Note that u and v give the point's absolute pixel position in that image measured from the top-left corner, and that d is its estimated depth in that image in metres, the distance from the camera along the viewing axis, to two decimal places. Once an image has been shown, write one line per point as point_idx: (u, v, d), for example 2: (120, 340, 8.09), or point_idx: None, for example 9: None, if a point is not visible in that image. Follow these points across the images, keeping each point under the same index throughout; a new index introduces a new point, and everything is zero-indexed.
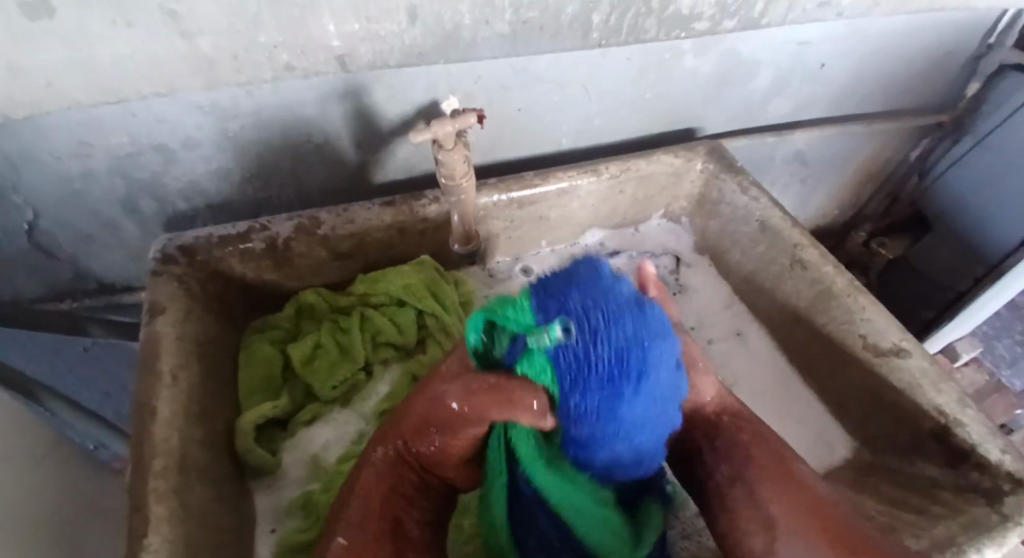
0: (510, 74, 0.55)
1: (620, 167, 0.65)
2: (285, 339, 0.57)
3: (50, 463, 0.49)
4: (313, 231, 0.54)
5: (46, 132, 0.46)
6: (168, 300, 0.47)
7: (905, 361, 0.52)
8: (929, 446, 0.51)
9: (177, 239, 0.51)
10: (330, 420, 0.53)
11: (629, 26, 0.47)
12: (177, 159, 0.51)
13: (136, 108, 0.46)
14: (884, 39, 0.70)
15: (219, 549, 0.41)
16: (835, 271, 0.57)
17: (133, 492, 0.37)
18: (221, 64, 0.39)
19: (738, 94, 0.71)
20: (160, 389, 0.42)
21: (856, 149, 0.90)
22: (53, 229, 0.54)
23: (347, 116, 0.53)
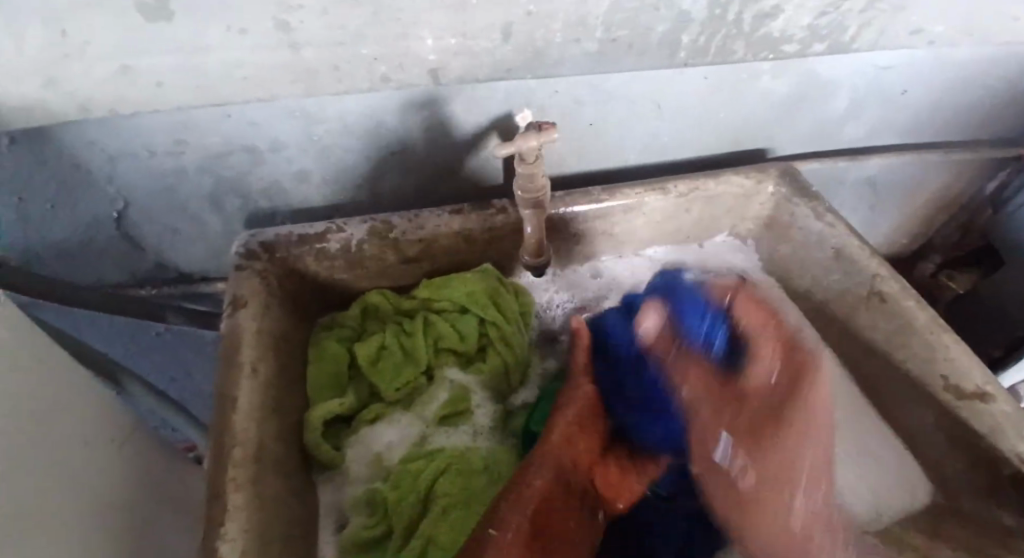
0: (586, 89, 0.55)
1: (689, 186, 0.64)
2: (351, 337, 0.58)
3: (129, 444, 0.52)
4: (385, 235, 0.56)
5: (147, 129, 0.48)
6: (250, 295, 0.49)
7: (991, 406, 0.49)
8: (1013, 497, 0.48)
9: (259, 236, 0.53)
10: (393, 422, 0.54)
11: (717, 47, 0.46)
12: (263, 160, 0.54)
13: (231, 111, 0.48)
14: (973, 66, 0.67)
15: (288, 541, 0.42)
16: (915, 305, 0.55)
17: (213, 479, 0.39)
18: (322, 75, 0.40)
19: (813, 117, 0.69)
20: (241, 381, 0.44)
21: (932, 178, 0.86)
22: (143, 221, 0.58)
23: (426, 126, 0.54)
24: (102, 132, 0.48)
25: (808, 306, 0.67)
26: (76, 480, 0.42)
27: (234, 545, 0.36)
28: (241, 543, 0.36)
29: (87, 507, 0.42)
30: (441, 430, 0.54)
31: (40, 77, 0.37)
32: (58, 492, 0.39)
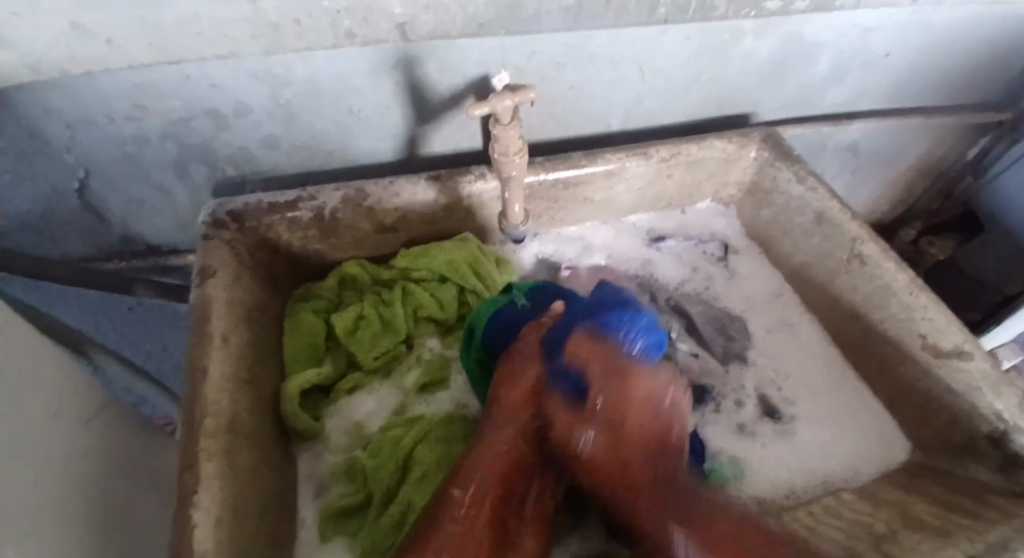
0: (564, 50, 0.53)
1: (671, 150, 0.63)
2: (329, 308, 0.57)
3: (97, 420, 0.50)
4: (360, 202, 0.54)
5: (104, 93, 0.46)
6: (219, 264, 0.48)
7: (966, 362, 0.49)
8: (984, 451, 0.49)
9: (228, 204, 0.51)
10: (372, 391, 0.54)
11: (697, 2, 0.45)
12: (230, 126, 0.52)
13: (192, 71, 0.46)
14: (955, 27, 0.66)
15: (264, 510, 0.41)
16: (894, 267, 0.55)
17: (183, 449, 0.38)
18: (286, 29, 0.38)
19: (796, 80, 0.68)
20: (211, 350, 0.43)
21: (913, 144, 0.86)
22: (107, 191, 0.55)
23: (399, 88, 0.52)
24: (60, 97, 0.46)
25: (790, 271, 0.67)
26: (44, 453, 0.41)
27: (207, 513, 0.35)
28: (213, 512, 0.35)
29: (57, 481, 0.41)
30: (421, 400, 0.53)
31: None
32: (25, 466, 0.38)
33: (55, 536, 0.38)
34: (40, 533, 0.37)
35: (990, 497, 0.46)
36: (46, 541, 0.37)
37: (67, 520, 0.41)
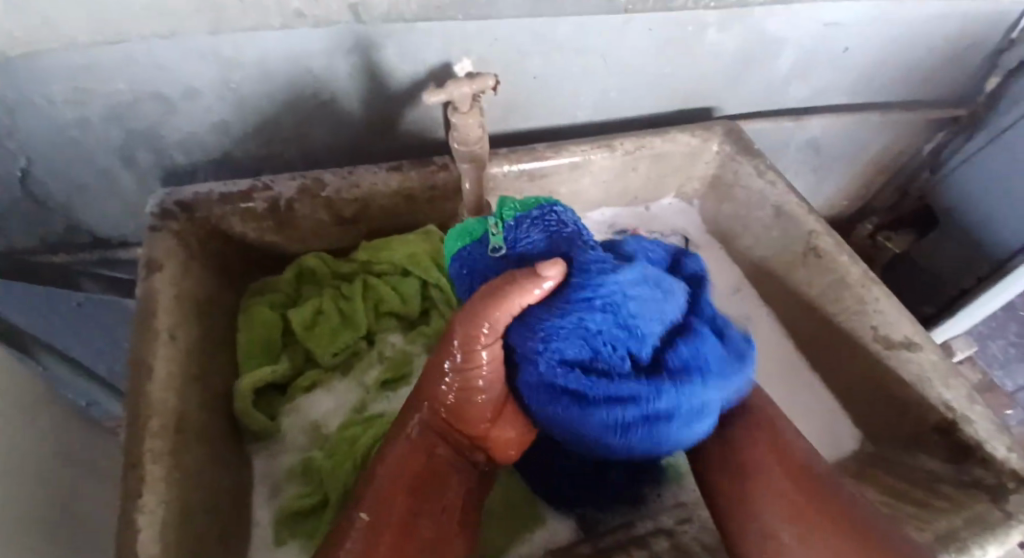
0: (528, 39, 0.53)
1: (635, 144, 0.63)
2: (286, 303, 0.55)
3: (43, 419, 0.48)
4: (317, 193, 0.52)
5: (41, 75, 0.43)
6: (166, 257, 0.46)
7: (915, 353, 0.51)
8: (933, 440, 0.50)
9: (176, 194, 0.49)
10: (330, 389, 0.52)
11: None
12: (179, 110, 0.49)
13: (136, 53, 0.43)
14: (912, 25, 0.68)
15: (214, 513, 0.40)
16: (849, 260, 0.56)
17: (127, 450, 0.36)
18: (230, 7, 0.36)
19: (759, 75, 0.68)
20: (157, 346, 0.41)
21: (872, 140, 0.88)
22: (47, 179, 0.52)
23: (357, 74, 0.50)
24: None
25: (751, 265, 0.68)
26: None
27: (150, 518, 0.34)
28: (159, 515, 0.34)
29: (8, 483, 0.39)
30: (381, 397, 0.52)
31: None
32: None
33: (9, 539, 0.37)
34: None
35: (938, 485, 0.47)
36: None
37: (17, 523, 0.39)
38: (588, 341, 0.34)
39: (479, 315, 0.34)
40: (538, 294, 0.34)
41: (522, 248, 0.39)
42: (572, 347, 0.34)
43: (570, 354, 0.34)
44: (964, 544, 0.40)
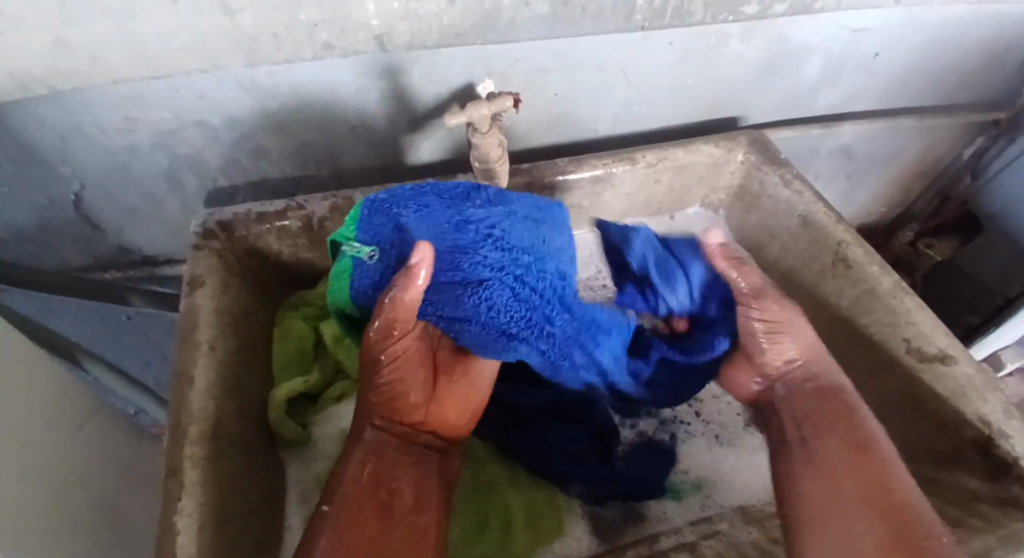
0: (548, 57, 0.54)
1: (657, 156, 0.63)
2: (318, 316, 0.58)
3: (91, 427, 0.51)
4: (348, 211, 0.55)
5: (94, 106, 0.47)
6: (207, 273, 0.49)
7: (951, 367, 0.49)
8: (971, 456, 0.48)
9: (217, 214, 0.52)
10: (359, 399, 0.54)
11: (674, 8, 0.45)
12: (219, 136, 0.53)
13: (180, 84, 0.47)
14: (945, 27, 0.66)
15: (249, 515, 0.42)
16: (879, 270, 0.55)
17: (167, 456, 0.39)
18: (264, 42, 0.39)
19: (785, 83, 0.68)
20: (197, 357, 0.43)
21: (907, 145, 0.86)
22: (100, 201, 0.56)
23: (383, 96, 0.53)
24: (53, 112, 0.47)
25: (778, 274, 0.67)
26: (37, 459, 0.42)
27: (189, 519, 0.36)
28: (196, 517, 0.36)
29: (49, 486, 0.42)
30: None
31: None
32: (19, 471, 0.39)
33: (48, 538, 0.39)
34: (32, 537, 0.38)
35: (976, 503, 0.45)
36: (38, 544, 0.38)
37: (60, 524, 0.42)
38: (506, 280, 0.44)
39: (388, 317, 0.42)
40: (422, 279, 0.40)
41: (381, 242, 0.44)
42: (501, 292, 0.44)
43: (498, 300, 0.44)
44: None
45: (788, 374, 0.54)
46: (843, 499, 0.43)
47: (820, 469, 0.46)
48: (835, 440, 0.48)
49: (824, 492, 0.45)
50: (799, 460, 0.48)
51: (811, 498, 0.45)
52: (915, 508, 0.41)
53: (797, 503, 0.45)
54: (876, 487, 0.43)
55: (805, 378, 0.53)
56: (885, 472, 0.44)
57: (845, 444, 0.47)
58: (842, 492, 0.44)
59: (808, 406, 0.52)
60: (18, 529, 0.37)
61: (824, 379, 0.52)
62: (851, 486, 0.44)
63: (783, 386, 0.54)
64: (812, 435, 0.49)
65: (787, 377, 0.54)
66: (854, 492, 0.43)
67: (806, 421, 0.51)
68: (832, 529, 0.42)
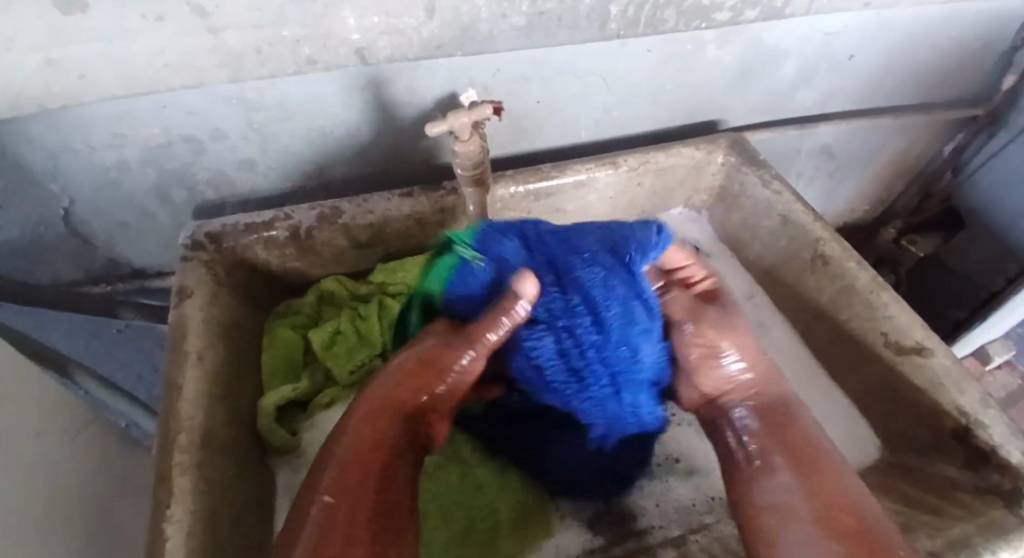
0: (529, 66, 0.55)
1: (639, 159, 0.65)
2: (307, 324, 0.58)
3: (82, 439, 0.52)
4: (334, 220, 0.56)
5: (83, 123, 0.48)
6: (196, 284, 0.49)
7: (928, 359, 0.50)
8: (948, 445, 0.49)
9: (205, 226, 0.53)
10: (349, 404, 0.55)
11: (647, 17, 0.47)
12: (206, 150, 0.53)
13: (167, 100, 0.48)
14: (916, 28, 0.68)
15: (239, 522, 0.43)
16: (856, 266, 0.56)
17: (158, 465, 0.39)
18: (247, 58, 0.40)
19: (763, 86, 0.69)
20: (186, 368, 0.44)
21: (886, 144, 0.88)
22: (89, 216, 0.57)
23: (368, 107, 0.54)
24: (40, 130, 0.47)
25: (761, 273, 0.68)
26: (30, 471, 0.42)
27: (179, 527, 0.37)
28: (186, 524, 0.37)
29: (44, 498, 0.42)
30: None
31: None
32: (14, 482, 0.39)
33: (44, 548, 0.40)
34: (25, 549, 0.38)
35: (955, 492, 0.46)
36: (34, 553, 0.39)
37: (54, 535, 0.42)
38: (556, 333, 0.41)
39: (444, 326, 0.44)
40: (525, 308, 0.40)
41: (496, 253, 0.43)
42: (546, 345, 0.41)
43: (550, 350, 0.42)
44: (975, 549, 0.40)
45: (727, 394, 0.48)
46: (777, 501, 0.40)
47: (766, 469, 0.42)
48: (774, 439, 0.44)
49: (759, 497, 0.41)
50: (738, 473, 0.43)
51: (766, 498, 0.40)
52: (877, 528, 0.37)
53: (762, 507, 0.40)
54: (825, 495, 0.39)
55: (756, 395, 0.47)
56: (827, 476, 0.41)
57: (768, 438, 0.44)
58: (796, 497, 0.39)
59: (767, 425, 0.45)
60: (15, 538, 0.37)
61: (766, 396, 0.47)
62: (786, 483, 0.40)
63: (738, 398, 0.47)
64: (755, 445, 0.44)
65: (755, 385, 0.48)
66: (793, 502, 0.39)
67: (744, 439, 0.45)
68: (761, 529, 0.39)
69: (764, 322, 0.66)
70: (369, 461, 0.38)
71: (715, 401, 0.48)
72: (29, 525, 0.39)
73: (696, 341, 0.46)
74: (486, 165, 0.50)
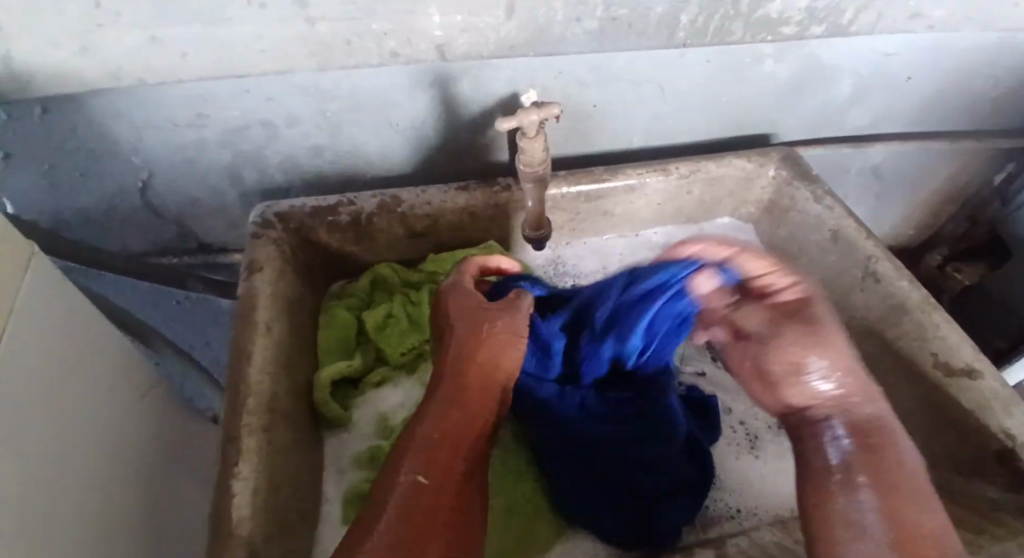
0: (590, 70, 0.57)
1: (690, 168, 0.66)
2: (360, 306, 0.61)
3: (152, 395, 0.55)
4: (394, 209, 0.58)
5: (171, 102, 0.51)
6: (265, 260, 0.52)
7: (978, 382, 0.50)
8: (995, 471, 0.49)
9: (275, 207, 0.56)
10: (397, 385, 0.57)
11: (715, 28, 0.48)
12: (280, 135, 0.56)
13: (251, 85, 0.51)
14: (980, 52, 0.67)
15: (295, 486, 0.45)
16: (907, 285, 0.56)
17: (227, 424, 0.42)
18: (335, 48, 0.42)
19: (818, 102, 0.69)
20: (255, 337, 0.47)
21: (940, 168, 0.87)
22: (164, 190, 0.61)
23: (434, 102, 0.56)
24: (132, 104, 0.51)
25: None
26: (92, 425, 0.44)
27: (246, 483, 0.39)
28: (252, 482, 0.39)
29: (97, 450, 0.44)
30: None
31: (75, 44, 0.38)
32: (73, 435, 0.41)
33: (83, 504, 0.41)
34: (78, 497, 0.41)
35: (1000, 516, 0.46)
36: (71, 510, 0.40)
37: (100, 489, 0.44)
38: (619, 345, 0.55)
39: (474, 310, 0.48)
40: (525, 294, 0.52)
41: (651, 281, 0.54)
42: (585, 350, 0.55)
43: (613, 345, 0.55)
44: None
45: (814, 407, 0.43)
46: (850, 511, 0.38)
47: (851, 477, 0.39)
48: (868, 448, 0.40)
49: (837, 518, 0.38)
50: (821, 472, 0.41)
51: (842, 488, 0.39)
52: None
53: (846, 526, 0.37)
54: (915, 525, 0.37)
55: (844, 409, 0.42)
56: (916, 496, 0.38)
57: (862, 447, 0.40)
58: (869, 509, 0.37)
59: (859, 424, 0.41)
60: (64, 491, 0.39)
61: (860, 408, 0.42)
62: (869, 496, 0.38)
63: (828, 413, 0.43)
64: (840, 451, 0.41)
65: (845, 389, 0.42)
66: (873, 520, 0.37)
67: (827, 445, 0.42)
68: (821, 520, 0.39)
69: None
70: (449, 420, 0.41)
71: (802, 415, 0.44)
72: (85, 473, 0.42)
73: (766, 352, 0.44)
74: (547, 157, 0.51)
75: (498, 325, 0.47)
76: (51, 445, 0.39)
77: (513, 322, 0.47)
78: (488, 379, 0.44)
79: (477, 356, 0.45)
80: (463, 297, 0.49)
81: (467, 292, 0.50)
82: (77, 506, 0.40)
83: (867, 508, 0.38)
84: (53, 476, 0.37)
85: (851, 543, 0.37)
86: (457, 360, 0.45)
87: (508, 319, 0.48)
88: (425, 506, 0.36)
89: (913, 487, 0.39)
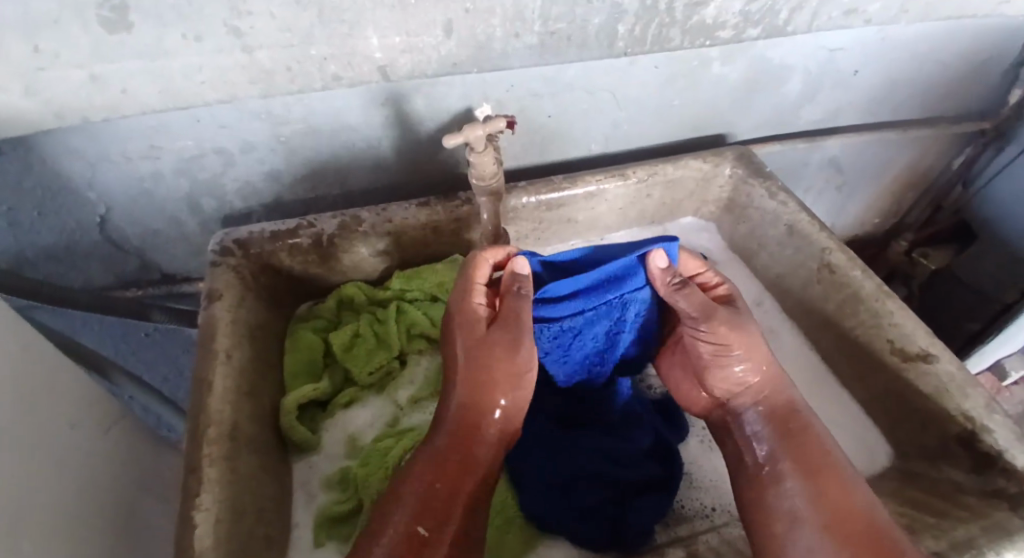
0: (540, 82, 0.58)
1: (648, 171, 0.67)
2: (327, 327, 0.61)
3: (117, 429, 0.54)
4: (355, 229, 0.59)
5: (123, 135, 0.51)
6: (225, 287, 0.52)
7: (933, 365, 0.51)
8: (953, 451, 0.50)
9: (234, 234, 0.56)
10: (366, 404, 0.57)
11: (653, 36, 0.49)
12: (236, 162, 0.57)
13: (202, 114, 0.51)
14: (919, 44, 0.70)
15: (263, 513, 0.45)
16: (861, 274, 0.58)
17: (188, 455, 0.42)
18: (278, 75, 0.43)
19: (768, 100, 0.71)
20: (215, 365, 0.47)
21: (896, 157, 0.89)
22: (124, 223, 0.60)
23: (388, 120, 0.56)
24: (83, 140, 0.51)
25: (768, 281, 0.69)
26: (58, 465, 0.44)
27: (208, 513, 0.39)
28: (214, 512, 0.39)
29: (67, 490, 0.44)
30: (415, 411, 0.57)
31: (15, 85, 0.38)
32: (39, 475, 0.41)
33: (59, 547, 0.41)
34: (46, 537, 0.40)
35: (960, 496, 0.47)
36: (46, 555, 0.39)
37: (74, 528, 0.43)
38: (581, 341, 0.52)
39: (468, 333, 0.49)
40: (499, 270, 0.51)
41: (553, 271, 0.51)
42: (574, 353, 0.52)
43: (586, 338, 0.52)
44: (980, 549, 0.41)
45: (738, 395, 0.50)
46: (782, 508, 0.42)
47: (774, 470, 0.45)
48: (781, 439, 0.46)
49: (767, 508, 0.43)
50: (753, 472, 0.46)
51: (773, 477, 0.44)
52: (888, 536, 0.39)
53: (773, 516, 0.42)
54: (839, 501, 0.41)
55: (760, 398, 0.49)
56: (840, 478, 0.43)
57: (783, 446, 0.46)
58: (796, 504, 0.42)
59: (776, 420, 0.48)
60: (30, 532, 0.39)
61: (772, 401, 0.49)
62: (794, 487, 0.43)
63: (744, 403, 0.50)
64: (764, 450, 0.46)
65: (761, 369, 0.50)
66: (800, 511, 0.42)
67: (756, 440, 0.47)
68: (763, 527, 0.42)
69: (774, 328, 0.67)
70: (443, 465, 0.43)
71: (726, 405, 0.51)
72: (52, 513, 0.41)
73: (699, 338, 0.50)
74: (499, 169, 0.52)
75: (492, 342, 0.47)
76: (19, 489, 0.38)
77: (512, 337, 0.47)
78: (490, 403, 0.46)
79: (473, 384, 0.47)
80: (464, 312, 0.49)
81: (471, 310, 0.49)
82: (45, 545, 0.40)
83: (794, 495, 0.43)
84: (12, 518, 0.37)
85: (789, 530, 0.41)
86: (461, 398, 0.47)
87: (514, 334, 0.47)
88: (415, 543, 0.40)
89: (826, 462, 0.44)
